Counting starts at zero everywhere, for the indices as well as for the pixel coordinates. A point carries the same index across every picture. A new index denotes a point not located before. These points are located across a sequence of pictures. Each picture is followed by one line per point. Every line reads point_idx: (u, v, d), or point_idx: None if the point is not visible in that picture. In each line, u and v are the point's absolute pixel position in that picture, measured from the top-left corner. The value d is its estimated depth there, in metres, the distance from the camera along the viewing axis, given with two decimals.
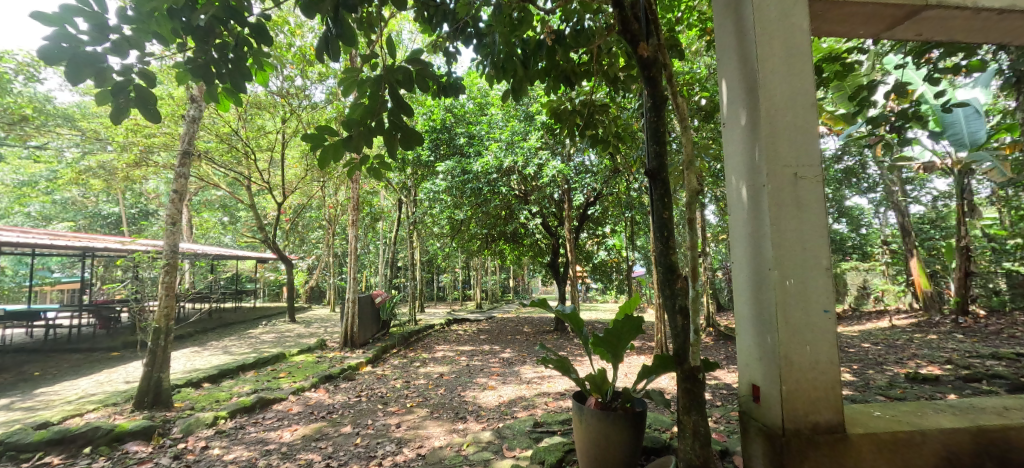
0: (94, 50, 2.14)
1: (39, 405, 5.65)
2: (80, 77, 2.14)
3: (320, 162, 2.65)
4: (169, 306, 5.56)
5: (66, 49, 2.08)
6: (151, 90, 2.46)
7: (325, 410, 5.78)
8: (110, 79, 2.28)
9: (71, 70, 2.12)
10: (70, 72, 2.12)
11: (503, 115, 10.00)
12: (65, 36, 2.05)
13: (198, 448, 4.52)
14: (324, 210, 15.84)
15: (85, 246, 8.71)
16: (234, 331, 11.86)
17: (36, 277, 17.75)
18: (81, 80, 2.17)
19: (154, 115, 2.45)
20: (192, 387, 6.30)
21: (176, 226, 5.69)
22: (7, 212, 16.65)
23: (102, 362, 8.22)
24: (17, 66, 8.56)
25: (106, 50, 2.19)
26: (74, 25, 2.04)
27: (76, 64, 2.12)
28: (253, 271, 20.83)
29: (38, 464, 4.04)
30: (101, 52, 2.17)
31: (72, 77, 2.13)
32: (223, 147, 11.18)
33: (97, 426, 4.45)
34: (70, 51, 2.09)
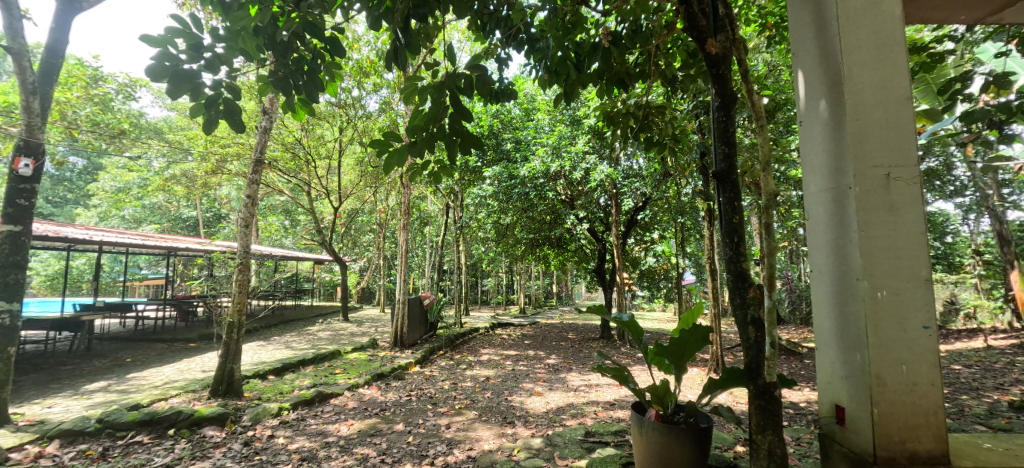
0: (190, 67, 2.35)
1: (131, 388, 6.28)
2: (178, 92, 2.35)
3: (386, 168, 2.75)
4: (241, 302, 5.99)
5: (168, 67, 2.30)
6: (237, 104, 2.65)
7: (378, 407, 5.99)
8: (203, 93, 2.50)
9: (171, 87, 2.33)
10: (171, 88, 2.34)
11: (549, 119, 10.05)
12: (167, 56, 2.27)
13: (265, 436, 4.82)
14: (376, 214, 16.48)
15: (170, 247, 9.63)
16: (294, 328, 12.57)
17: (127, 274, 19.77)
18: (180, 95, 2.39)
19: (240, 125, 2.63)
20: (259, 379, 6.75)
21: (248, 229, 6.13)
22: (106, 215, 18.73)
23: (182, 352, 8.99)
24: (118, 87, 9.64)
25: (200, 68, 2.39)
26: (174, 45, 2.25)
27: (175, 81, 2.33)
28: (311, 272, 22.06)
29: (131, 443, 4.48)
30: (196, 69, 2.38)
31: (171, 94, 2.35)
32: (288, 155, 11.95)
33: (179, 410, 4.87)
34: (171, 69, 2.31)
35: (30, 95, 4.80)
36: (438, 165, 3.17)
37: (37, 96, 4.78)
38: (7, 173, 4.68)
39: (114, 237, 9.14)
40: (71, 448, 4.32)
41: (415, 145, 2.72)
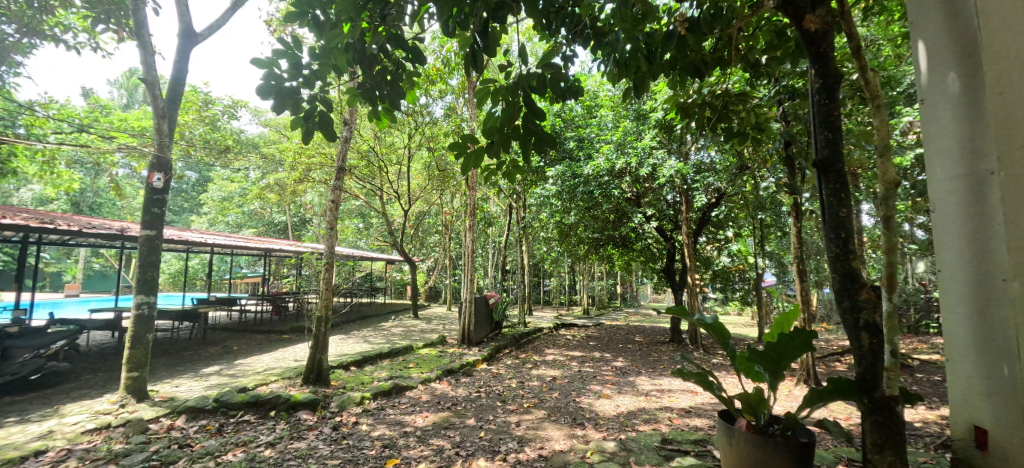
0: (291, 85, 2.57)
1: (238, 373, 7.04)
2: (283, 108, 2.60)
3: (463, 169, 2.82)
4: (327, 298, 6.47)
5: (274, 86, 2.55)
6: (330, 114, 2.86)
7: (450, 402, 6.18)
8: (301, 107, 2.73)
9: (277, 104, 2.58)
10: (277, 105, 2.59)
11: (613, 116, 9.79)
12: (273, 76, 2.50)
13: (351, 422, 5.17)
14: (442, 215, 17.04)
15: (266, 248, 10.67)
16: (370, 323, 13.36)
17: (230, 273, 22.18)
18: (283, 110, 2.63)
19: (332, 135, 2.85)
20: (342, 369, 7.27)
21: (333, 231, 6.63)
22: (213, 221, 21.16)
23: (276, 342, 9.93)
24: (224, 109, 10.84)
25: (299, 84, 2.62)
26: (279, 66, 2.47)
27: (280, 98, 2.58)
28: (383, 271, 23.30)
29: (241, 421, 5.03)
30: (296, 85, 2.60)
31: (277, 109, 2.60)
32: (363, 163, 12.73)
33: (279, 394, 5.37)
34: (276, 87, 2.55)
35: (160, 118, 5.59)
36: (511, 164, 3.22)
37: (166, 120, 5.57)
38: (145, 186, 5.48)
39: (221, 239, 10.31)
40: (195, 422, 4.95)
41: (493, 145, 2.78)
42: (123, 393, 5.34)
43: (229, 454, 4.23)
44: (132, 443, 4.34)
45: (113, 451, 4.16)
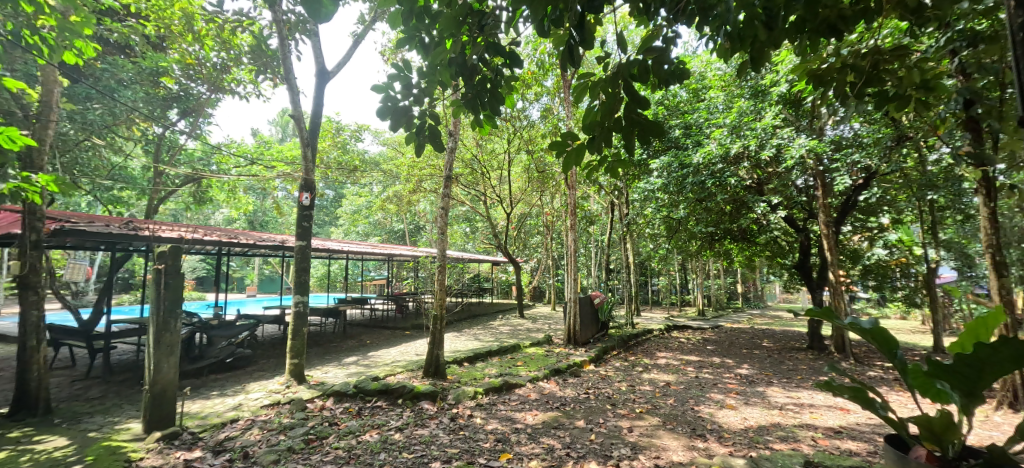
0: (404, 103, 2.73)
1: (369, 364, 7.84)
2: (397, 126, 2.78)
3: (564, 168, 2.76)
4: (441, 298, 6.87)
5: (389, 107, 2.74)
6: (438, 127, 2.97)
7: (558, 402, 6.12)
8: (413, 123, 2.88)
9: (392, 122, 2.77)
10: (392, 123, 2.79)
11: (726, 97, 8.89)
12: (388, 97, 2.68)
13: (466, 415, 5.40)
14: (544, 216, 17.12)
15: (388, 253, 11.74)
16: (479, 322, 13.94)
17: (360, 276, 24.93)
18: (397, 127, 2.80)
19: (441, 146, 2.95)
20: (456, 365, 7.67)
21: (444, 236, 7.02)
22: (346, 230, 23.98)
23: (400, 338, 10.87)
24: (351, 133, 12.26)
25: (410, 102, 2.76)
26: (393, 88, 2.64)
27: (395, 117, 2.77)
28: (489, 273, 24.13)
29: (374, 406, 5.60)
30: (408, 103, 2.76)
31: (392, 128, 2.80)
32: (467, 170, 13.30)
33: (405, 384, 5.87)
34: (391, 107, 2.72)
35: (306, 147, 6.93)
36: (615, 158, 3.05)
37: (309, 147, 6.89)
38: (298, 205, 6.90)
39: (352, 247, 11.60)
40: (340, 405, 5.66)
41: (593, 141, 2.67)
42: (290, 375, 6.64)
43: (366, 435, 4.78)
44: (295, 419, 5.18)
45: (282, 424, 5.06)
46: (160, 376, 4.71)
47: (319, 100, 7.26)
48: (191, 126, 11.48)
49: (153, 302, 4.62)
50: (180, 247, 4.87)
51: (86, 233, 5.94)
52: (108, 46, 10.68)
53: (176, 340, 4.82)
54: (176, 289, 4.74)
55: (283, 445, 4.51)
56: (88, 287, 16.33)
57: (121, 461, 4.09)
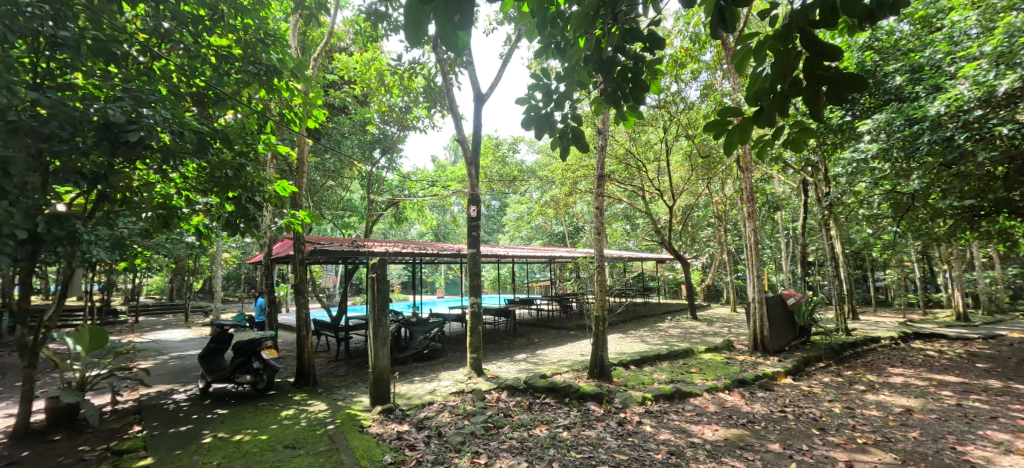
0: (546, 111, 2.64)
1: (536, 362, 8.01)
2: (540, 134, 2.68)
3: (727, 150, 2.28)
4: (602, 299, 6.59)
5: (534, 117, 2.67)
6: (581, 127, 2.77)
7: (745, 418, 5.21)
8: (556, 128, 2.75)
9: (536, 131, 2.68)
10: (536, 132, 2.70)
11: (980, 19, 6.52)
12: (531, 107, 2.62)
13: (634, 421, 5.02)
14: (715, 206, 15.23)
15: (548, 255, 11.93)
16: (647, 324, 13.11)
17: (526, 277, 26.14)
18: (542, 134, 2.71)
19: (585, 147, 2.72)
20: (623, 367, 7.26)
21: (601, 235, 6.69)
22: (510, 236, 25.40)
23: (566, 338, 10.90)
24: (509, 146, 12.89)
25: (553, 108, 2.65)
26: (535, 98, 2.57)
27: (539, 125, 2.68)
28: (654, 271, 22.54)
29: (543, 403, 5.67)
30: (550, 110, 2.65)
31: (536, 137, 2.71)
32: (622, 166, 12.48)
33: (571, 384, 5.82)
34: (535, 116, 2.66)
35: (470, 166, 7.64)
36: (795, 128, 2.34)
37: (473, 166, 7.58)
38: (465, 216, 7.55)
39: (515, 251, 12.15)
40: (513, 398, 5.92)
41: (762, 112, 2.10)
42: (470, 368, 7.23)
43: (537, 429, 4.85)
44: (477, 407, 5.57)
45: (467, 410, 5.48)
46: (378, 362, 5.57)
47: (478, 123, 7.80)
48: (389, 161, 13.72)
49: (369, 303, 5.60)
50: (387, 259, 5.78)
51: (330, 251, 7.74)
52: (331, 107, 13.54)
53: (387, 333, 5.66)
54: (384, 293, 5.61)
55: (467, 429, 4.88)
56: (330, 290, 20.99)
57: (358, 428, 4.92)
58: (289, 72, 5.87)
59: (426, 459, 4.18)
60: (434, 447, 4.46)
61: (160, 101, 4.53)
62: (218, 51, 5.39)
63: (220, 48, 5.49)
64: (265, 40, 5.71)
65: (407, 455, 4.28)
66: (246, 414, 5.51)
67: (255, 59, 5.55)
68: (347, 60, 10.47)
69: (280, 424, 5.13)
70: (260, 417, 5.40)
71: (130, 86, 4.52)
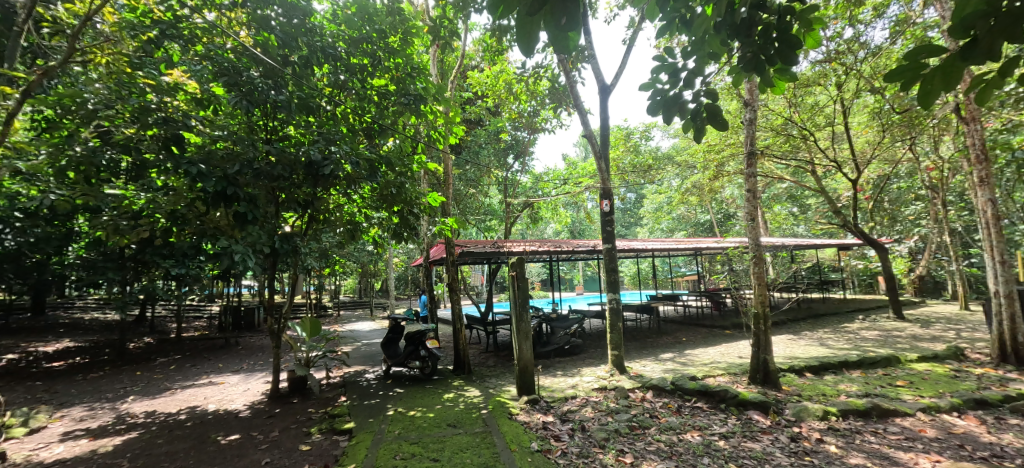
0: (675, 93, 2.26)
1: (687, 362, 7.31)
2: (670, 119, 2.31)
3: (927, 105, 1.69)
4: (763, 294, 5.65)
5: (660, 101, 2.32)
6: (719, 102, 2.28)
7: (985, 450, 3.91)
8: (687, 109, 2.35)
9: (665, 116, 2.32)
10: (664, 117, 2.33)
11: None
12: (657, 91, 2.29)
13: (814, 438, 4.19)
14: (921, 175, 11.97)
15: (696, 247, 10.83)
16: (829, 324, 10.95)
17: (673, 271, 24.18)
18: (672, 119, 2.33)
19: (724, 125, 2.25)
20: (796, 375, 6.14)
21: (756, 221, 5.71)
22: (652, 228, 23.77)
23: (722, 338, 9.74)
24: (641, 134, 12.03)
25: (682, 88, 2.25)
26: (660, 81, 2.22)
27: (667, 109, 2.31)
28: (837, 260, 18.74)
29: (694, 407, 5.11)
30: (679, 91, 2.25)
31: (665, 122, 2.35)
32: (781, 139, 9.51)
33: (727, 388, 5.12)
34: (662, 101, 2.31)
35: (599, 159, 7.29)
36: None
37: (602, 158, 7.22)
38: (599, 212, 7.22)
39: (657, 243, 11.32)
40: (659, 399, 5.44)
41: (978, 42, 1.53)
42: (612, 365, 6.92)
43: (689, 434, 4.36)
44: (620, 404, 5.28)
45: (610, 407, 5.23)
46: (523, 354, 5.65)
47: (605, 116, 7.43)
48: (522, 165, 14.05)
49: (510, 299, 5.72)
50: (524, 256, 5.84)
51: (474, 252, 8.22)
52: (467, 122, 14.43)
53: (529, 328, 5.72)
54: (525, 290, 5.67)
55: (612, 426, 4.63)
56: (479, 288, 22.53)
57: (507, 414, 5.03)
58: (433, 97, 6.42)
59: (571, 452, 4.09)
60: (578, 440, 4.34)
61: (344, 138, 5.67)
62: (377, 88, 6.12)
63: (379, 85, 6.21)
64: (412, 71, 6.27)
65: (552, 445, 4.24)
66: (419, 394, 6.09)
67: (406, 91, 6.19)
68: (480, 76, 11.00)
69: (444, 405, 5.55)
70: (428, 398, 5.93)
71: (322, 129, 5.73)
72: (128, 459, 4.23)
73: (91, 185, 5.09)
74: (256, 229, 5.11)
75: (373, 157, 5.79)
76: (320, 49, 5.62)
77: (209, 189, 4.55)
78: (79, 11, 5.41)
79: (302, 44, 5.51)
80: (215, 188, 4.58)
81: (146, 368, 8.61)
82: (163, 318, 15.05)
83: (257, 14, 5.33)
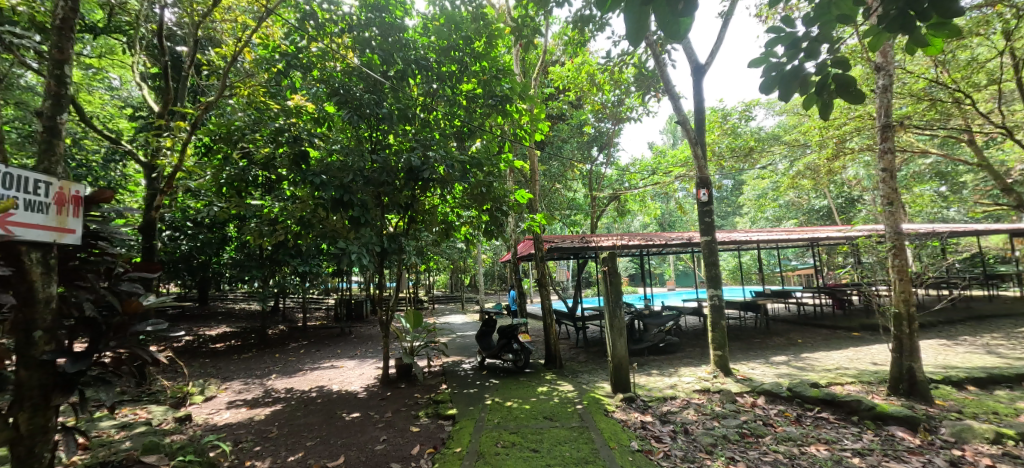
0: (796, 65, 1.95)
1: (806, 367, 6.51)
2: (790, 96, 2.01)
3: None
4: (905, 291, 4.81)
5: (775, 77, 2.01)
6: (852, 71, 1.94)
7: None
8: (809, 82, 2.02)
9: (783, 93, 2.02)
10: (782, 94, 2.03)
11: None
12: (772, 65, 1.99)
13: (983, 465, 3.47)
14: None
15: (812, 237, 9.61)
16: (995, 328, 9.03)
17: (782, 265, 21.76)
18: (792, 95, 2.02)
19: (860, 97, 1.92)
20: (953, 387, 5.15)
21: (895, 205, 4.87)
22: (755, 218, 21.60)
23: (847, 340, 8.54)
24: (740, 115, 10.92)
25: (804, 60, 1.93)
26: (775, 54, 1.93)
27: (786, 84, 2.00)
28: (1004, 250, 15.37)
29: (819, 417, 4.53)
30: (801, 63, 1.94)
31: (784, 99, 2.04)
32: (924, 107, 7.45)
33: (860, 399, 4.46)
34: (778, 76, 2.00)
35: (695, 145, 6.77)
36: None
37: (698, 144, 6.70)
38: (695, 202, 6.73)
39: (764, 234, 10.25)
40: (774, 406, 4.91)
41: None
42: (715, 366, 6.41)
43: (813, 448, 3.88)
44: (727, 409, 4.87)
45: (716, 411, 4.84)
46: (617, 351, 5.47)
47: (699, 98, 6.87)
48: (608, 157, 13.61)
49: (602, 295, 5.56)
50: (615, 251, 5.61)
51: (562, 248, 8.12)
52: (550, 117, 14.32)
53: (623, 325, 5.50)
54: (617, 285, 5.47)
55: (719, 432, 4.29)
56: (566, 283, 22.39)
57: (603, 411, 4.91)
58: (519, 96, 6.43)
59: (674, 455, 3.86)
60: (682, 444, 4.08)
61: (439, 143, 5.91)
62: (465, 93, 6.31)
63: (466, 90, 6.38)
64: (497, 73, 6.34)
65: (653, 445, 4.05)
66: (514, 386, 6.19)
67: (493, 92, 6.28)
68: (561, 70, 10.88)
69: (538, 398, 5.57)
70: (523, 390, 6.00)
71: (419, 135, 6.06)
72: (275, 427, 4.88)
73: (240, 198, 5.95)
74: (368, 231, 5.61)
75: (464, 160, 5.96)
76: (414, 61, 5.92)
77: (329, 195, 5.13)
78: (226, 52, 6.34)
79: (400, 59, 5.90)
80: (333, 196, 5.14)
81: (284, 351, 9.89)
82: (292, 308, 17.18)
83: (362, 37, 5.83)
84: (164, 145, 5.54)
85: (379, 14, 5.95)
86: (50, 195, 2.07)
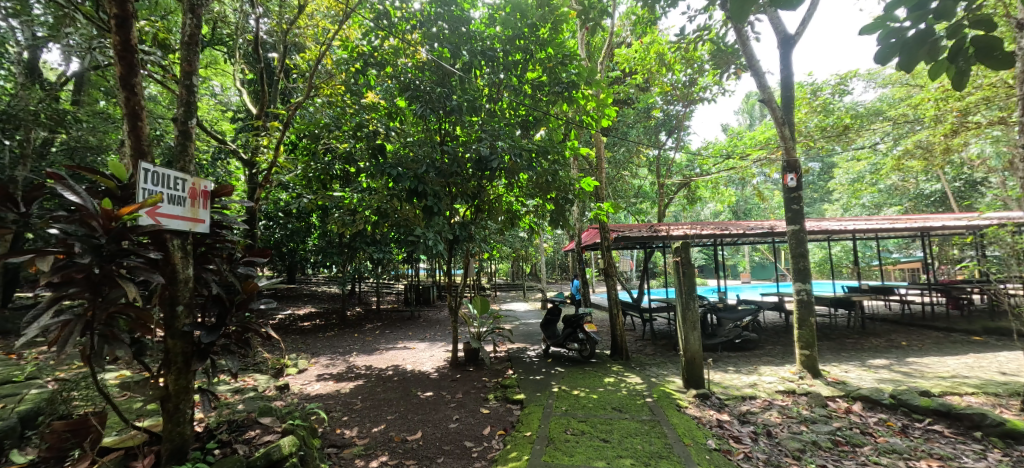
0: (922, 29, 1.73)
1: (914, 373, 5.85)
2: (915, 65, 1.78)
3: None
4: None
5: (894, 44, 1.78)
6: (997, 33, 1.73)
7: None
8: (941, 47, 1.78)
9: (905, 61, 1.79)
10: (904, 63, 1.80)
11: None
12: (891, 31, 1.77)
13: None
14: None
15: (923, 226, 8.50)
16: None
17: (881, 257, 19.51)
18: (916, 64, 1.79)
19: (1005, 61, 1.71)
20: None
21: None
22: (850, 204, 19.56)
23: (965, 346, 7.50)
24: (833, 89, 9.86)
25: (933, 22, 1.71)
26: (896, 18, 1.70)
27: (909, 52, 1.77)
28: None
29: (930, 429, 4.08)
30: (929, 26, 1.72)
31: (906, 68, 1.81)
32: None
33: (984, 413, 3.96)
34: (899, 43, 1.77)
35: (782, 125, 6.21)
36: None
37: (785, 124, 6.12)
38: (781, 188, 6.23)
39: (864, 223, 9.21)
40: (873, 413, 4.48)
41: None
42: (801, 366, 5.95)
43: (923, 462, 3.52)
44: (817, 414, 4.53)
45: (803, 414, 4.52)
46: (689, 345, 5.26)
47: (787, 73, 6.31)
48: (677, 141, 12.98)
49: (675, 286, 5.35)
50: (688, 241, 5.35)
51: (629, 237, 7.88)
52: (617, 102, 13.87)
53: (696, 317, 5.27)
54: (691, 277, 5.24)
55: (807, 437, 4.02)
56: (630, 274, 21.79)
57: (675, 406, 4.78)
58: (585, 81, 6.35)
59: (756, 457, 3.69)
60: (764, 446, 3.87)
61: (506, 133, 5.97)
62: (531, 82, 6.32)
63: (532, 78, 6.37)
64: (564, 59, 6.23)
65: (732, 446, 3.90)
66: (581, 375, 6.19)
67: (559, 79, 6.21)
68: (628, 52, 10.53)
69: (605, 388, 5.54)
70: (590, 379, 6.01)
71: (486, 126, 6.14)
72: (359, 400, 5.30)
73: (324, 190, 6.46)
74: (440, 220, 5.83)
75: (531, 149, 6.00)
76: (481, 53, 5.97)
77: (405, 186, 5.42)
78: (310, 56, 6.84)
79: (467, 51, 6.02)
80: (408, 187, 5.42)
81: (361, 332, 10.64)
82: (366, 292, 18.40)
83: (431, 32, 5.98)
84: (262, 144, 6.14)
85: (448, 8, 5.97)
86: (185, 190, 2.41)
